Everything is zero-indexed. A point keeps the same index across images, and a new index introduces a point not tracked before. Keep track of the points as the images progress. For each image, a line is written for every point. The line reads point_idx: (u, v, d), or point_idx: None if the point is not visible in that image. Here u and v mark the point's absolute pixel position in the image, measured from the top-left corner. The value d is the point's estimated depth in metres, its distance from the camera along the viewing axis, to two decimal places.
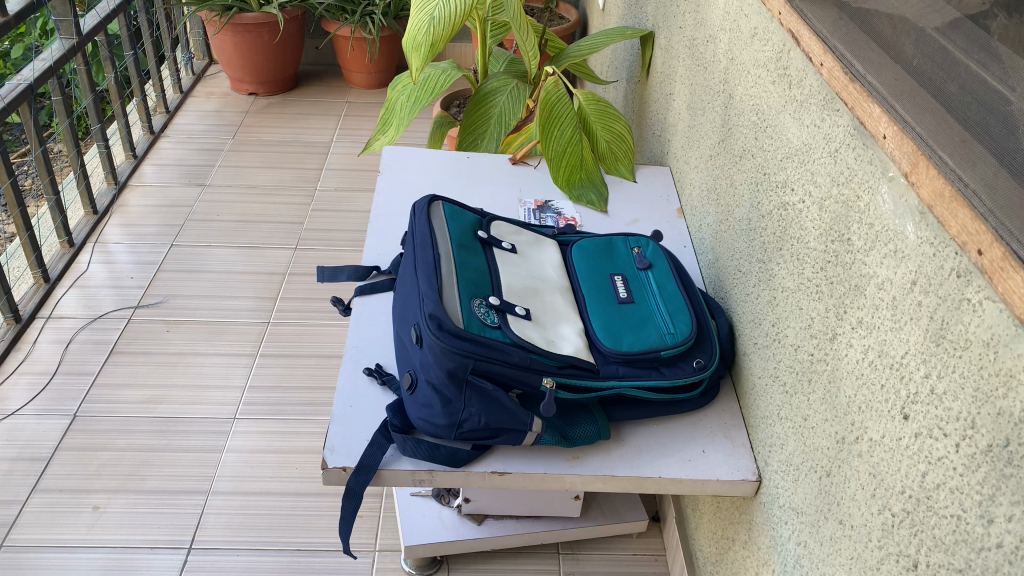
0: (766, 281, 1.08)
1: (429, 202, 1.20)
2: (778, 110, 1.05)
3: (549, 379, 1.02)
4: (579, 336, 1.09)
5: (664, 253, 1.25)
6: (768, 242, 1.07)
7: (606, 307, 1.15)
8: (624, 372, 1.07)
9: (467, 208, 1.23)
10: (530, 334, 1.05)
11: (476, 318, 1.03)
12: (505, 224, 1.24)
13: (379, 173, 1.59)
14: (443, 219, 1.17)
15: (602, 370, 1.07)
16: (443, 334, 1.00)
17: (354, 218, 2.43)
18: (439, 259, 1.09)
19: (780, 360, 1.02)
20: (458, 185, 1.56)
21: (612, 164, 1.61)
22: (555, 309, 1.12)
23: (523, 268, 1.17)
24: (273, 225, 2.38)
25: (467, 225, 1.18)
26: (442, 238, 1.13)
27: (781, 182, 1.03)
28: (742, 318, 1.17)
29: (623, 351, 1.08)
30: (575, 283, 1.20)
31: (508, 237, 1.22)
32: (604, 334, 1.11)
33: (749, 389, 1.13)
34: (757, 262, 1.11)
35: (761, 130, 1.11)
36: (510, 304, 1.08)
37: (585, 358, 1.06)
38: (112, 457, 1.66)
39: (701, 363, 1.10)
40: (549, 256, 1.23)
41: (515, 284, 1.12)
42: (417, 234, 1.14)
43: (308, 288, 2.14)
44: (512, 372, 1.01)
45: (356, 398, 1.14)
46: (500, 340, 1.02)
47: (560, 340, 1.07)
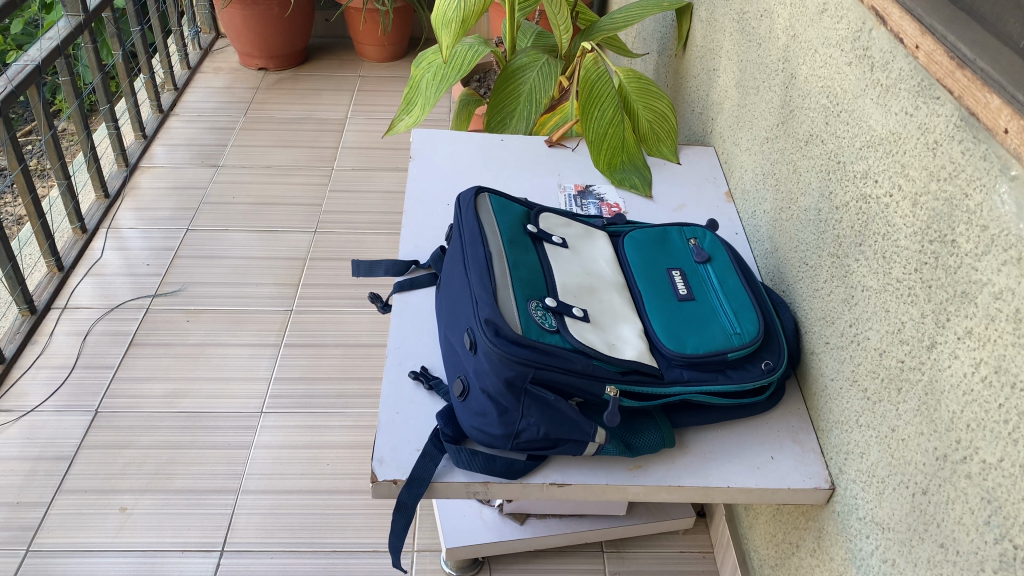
0: (841, 277, 1.01)
1: (475, 194, 1.13)
2: (856, 94, 0.98)
3: (613, 387, 0.96)
4: (640, 338, 1.03)
5: (722, 244, 1.18)
6: (844, 236, 1.00)
7: (666, 305, 1.09)
8: (689, 377, 1.02)
9: (514, 200, 1.16)
10: (591, 338, 0.99)
11: (534, 323, 0.96)
12: (554, 215, 1.17)
13: (410, 159, 1.51)
14: (492, 212, 1.10)
15: (666, 374, 1.01)
16: (500, 342, 0.93)
17: (374, 199, 2.36)
18: (491, 257, 1.02)
19: (860, 363, 0.96)
20: (494, 171, 1.48)
21: (654, 145, 1.52)
22: (613, 308, 1.06)
23: (577, 265, 1.10)
24: (290, 207, 2.31)
25: (516, 219, 1.11)
26: (492, 234, 1.06)
27: (862, 171, 0.96)
28: (810, 314, 1.10)
29: (687, 354, 1.02)
30: (630, 280, 1.13)
31: (559, 231, 1.15)
32: (666, 336, 1.04)
33: (819, 391, 1.07)
34: (829, 256, 1.04)
35: (835, 115, 1.04)
36: (568, 305, 1.01)
37: (649, 362, 1.00)
38: (138, 455, 1.61)
39: (769, 365, 1.04)
40: (602, 250, 1.16)
41: (571, 283, 1.06)
42: (465, 230, 1.07)
43: (329, 274, 2.07)
44: (575, 380, 0.95)
45: (403, 404, 1.07)
46: (560, 346, 0.95)
47: (621, 343, 1.01)
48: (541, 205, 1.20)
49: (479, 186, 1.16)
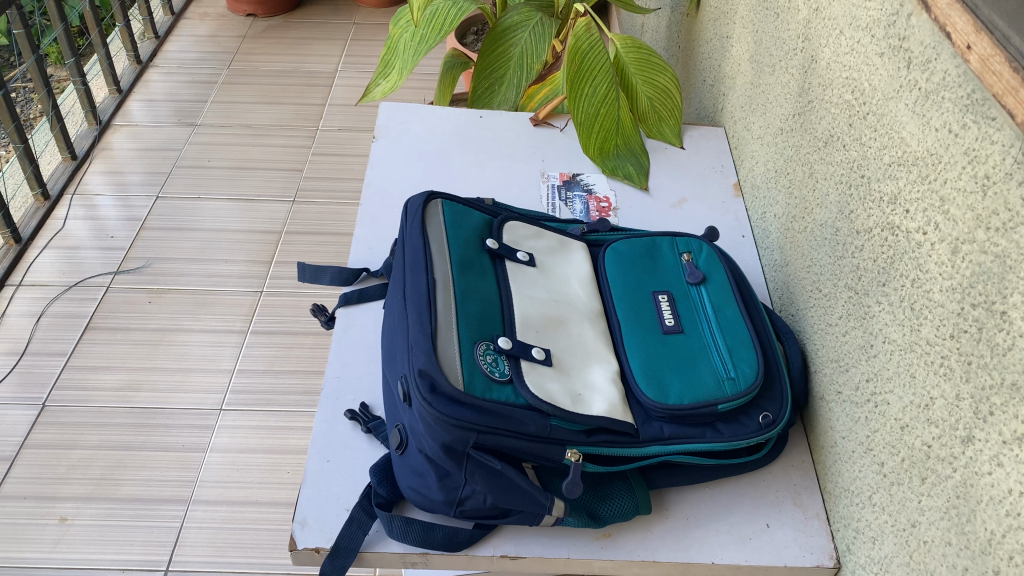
0: (859, 318, 0.83)
1: (425, 201, 0.95)
2: (889, 95, 0.78)
3: (574, 452, 0.79)
4: (614, 385, 0.86)
5: (721, 260, 1.00)
6: (865, 268, 0.82)
7: (648, 341, 0.91)
8: (670, 433, 0.85)
9: (473, 207, 0.98)
10: (553, 388, 0.82)
11: (480, 373, 0.79)
12: (522, 223, 0.98)
13: (373, 138, 1.32)
14: (442, 226, 0.92)
15: (643, 429, 0.85)
16: (433, 401, 0.76)
17: (360, 163, 2.18)
18: (435, 286, 0.85)
19: (877, 429, 0.79)
20: (469, 153, 1.29)
21: (655, 126, 1.32)
22: (584, 345, 0.89)
23: (544, 289, 0.92)
24: (270, 172, 2.14)
25: (471, 234, 0.93)
26: (439, 255, 0.88)
27: (891, 194, 0.77)
28: (822, 352, 0.92)
29: (669, 405, 0.85)
30: (607, 306, 0.96)
31: (526, 244, 0.97)
32: (645, 382, 0.87)
33: (829, 446, 0.90)
34: (847, 289, 0.86)
35: (860, 117, 0.84)
36: (527, 346, 0.84)
37: (622, 416, 0.83)
38: (84, 456, 1.48)
39: (769, 417, 0.87)
40: (577, 267, 0.98)
41: (534, 314, 0.88)
42: (408, 249, 0.90)
43: (306, 250, 1.91)
44: (527, 445, 0.78)
45: (336, 450, 0.92)
46: (511, 403, 0.79)
47: (589, 393, 0.84)
48: (507, 210, 1.02)
49: (432, 190, 0.97)
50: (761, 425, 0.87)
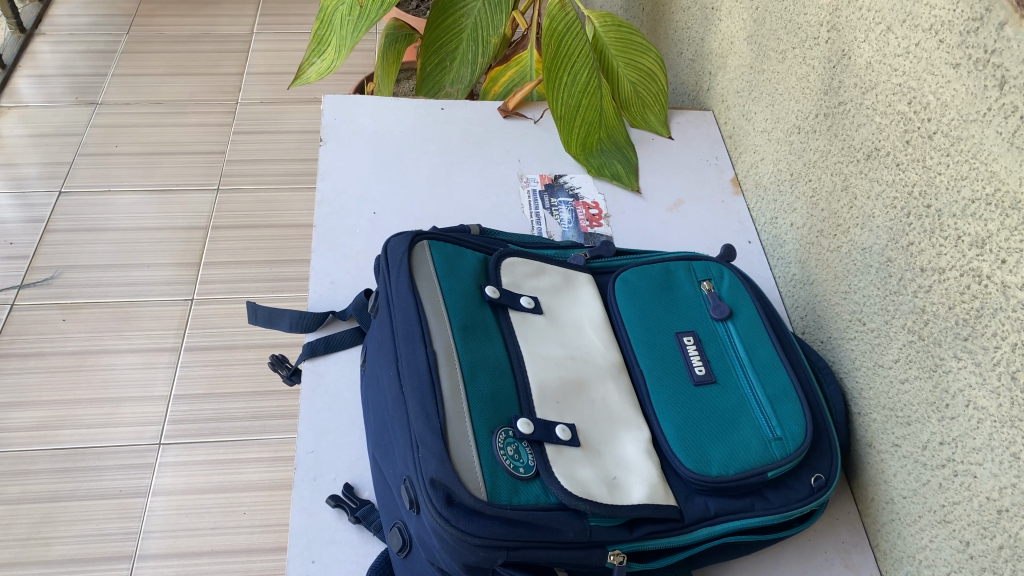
0: (926, 369, 0.73)
1: (410, 247, 0.81)
2: (969, 117, 0.66)
3: (618, 553, 0.67)
4: (649, 458, 0.73)
5: (745, 289, 0.89)
6: (935, 314, 0.71)
7: (680, 396, 0.79)
8: (717, 509, 0.73)
9: (465, 246, 0.84)
10: (585, 474, 0.69)
11: (502, 471, 0.66)
12: (522, 260, 0.85)
13: (321, 141, 1.13)
14: (434, 280, 0.78)
15: (686, 510, 0.73)
16: (451, 516, 0.63)
17: (289, 141, 1.97)
18: (436, 362, 0.71)
19: (959, 501, 0.69)
20: (434, 155, 1.12)
21: (638, 113, 1.18)
22: (609, 411, 0.76)
23: (556, 343, 0.79)
24: (188, 155, 1.91)
25: (468, 286, 0.79)
26: (435, 321, 0.74)
27: (974, 236, 0.66)
28: (868, 393, 0.82)
29: (712, 477, 0.73)
30: (626, 354, 0.83)
31: (530, 287, 0.83)
32: (683, 449, 0.75)
33: (882, 501, 0.81)
34: (906, 331, 0.76)
35: (922, 134, 0.73)
36: (550, 424, 0.71)
37: (664, 499, 0.71)
38: (5, 513, 1.30)
39: (821, 480, 0.77)
40: (587, 310, 0.85)
41: (552, 379, 0.75)
42: (398, 312, 0.76)
43: (238, 247, 1.72)
44: (565, 555, 0.66)
45: (321, 548, 0.78)
46: (541, 505, 0.66)
47: (625, 474, 0.71)
48: (502, 244, 0.88)
49: (417, 230, 0.83)
50: (813, 487, 0.77)
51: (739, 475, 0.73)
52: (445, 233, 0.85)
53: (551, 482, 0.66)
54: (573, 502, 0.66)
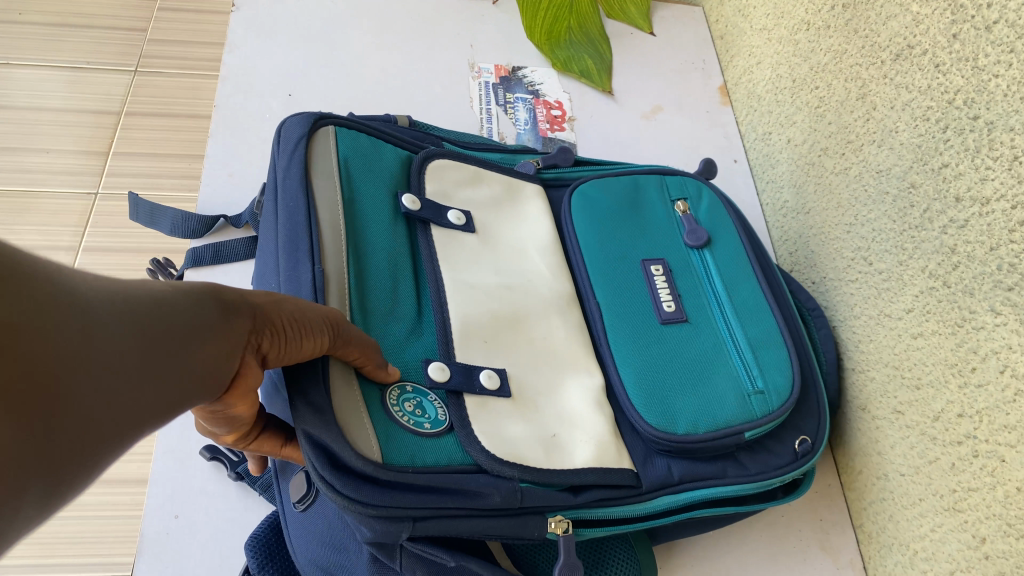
0: (951, 323, 0.58)
1: (314, 133, 0.63)
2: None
3: (559, 520, 0.54)
4: (598, 412, 0.59)
5: (725, 212, 0.74)
6: (968, 254, 0.57)
7: (644, 335, 0.64)
8: (682, 476, 0.59)
9: (383, 142, 0.67)
10: (514, 431, 0.54)
11: (399, 426, 0.50)
12: (453, 163, 0.68)
13: (234, 6, 0.93)
14: (337, 179, 0.61)
15: (645, 474, 0.59)
16: (332, 479, 0.47)
17: (221, 20, 1.74)
18: (325, 285, 0.53)
19: (976, 487, 0.56)
20: (369, 33, 0.94)
21: (617, 4, 1.01)
22: (550, 353, 0.61)
23: (490, 267, 0.63)
24: (103, 29, 1.68)
25: (381, 191, 0.62)
26: (332, 233, 0.57)
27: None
28: (867, 346, 0.68)
29: (676, 436, 0.58)
30: (580, 281, 0.68)
31: (462, 197, 0.67)
32: (644, 401, 0.60)
33: (873, 477, 0.67)
34: (927, 275, 0.61)
35: (978, 25, 0.57)
36: (471, 368, 0.55)
37: (615, 463, 0.57)
38: None
39: (806, 445, 0.63)
40: (533, 228, 0.69)
41: (482, 311, 0.59)
42: (283, 214, 0.57)
43: (153, 136, 1.50)
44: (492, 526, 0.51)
45: (186, 501, 0.63)
46: (453, 467, 0.51)
47: (568, 433, 0.57)
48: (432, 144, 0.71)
49: (322, 113, 0.65)
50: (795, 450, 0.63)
51: (710, 436, 0.59)
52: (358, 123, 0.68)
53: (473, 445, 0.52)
54: (496, 468, 0.51)
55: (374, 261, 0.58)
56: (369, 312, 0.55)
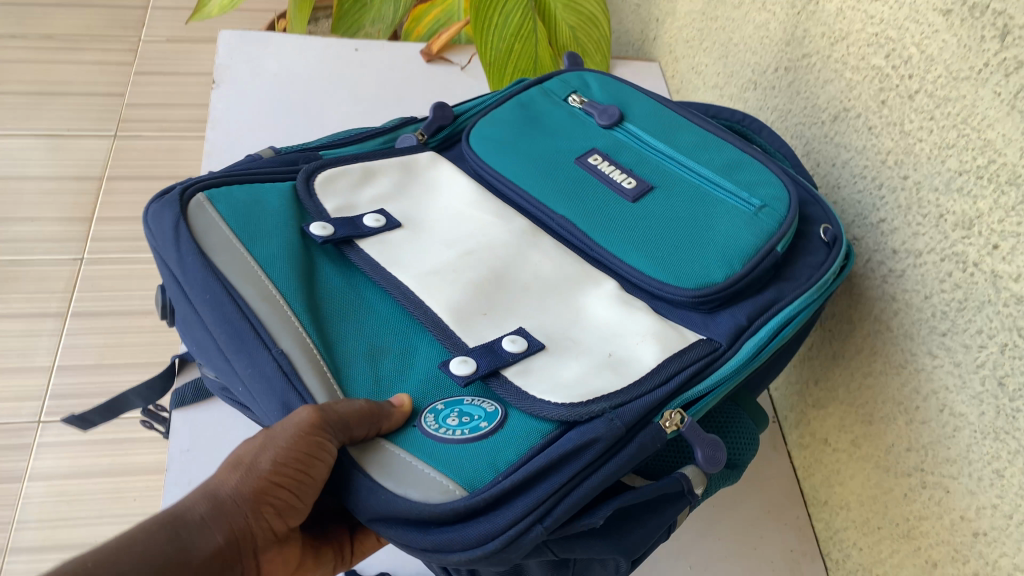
0: (909, 331, 0.62)
1: (189, 214, 0.59)
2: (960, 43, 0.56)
3: (668, 415, 0.53)
4: (629, 307, 0.60)
5: (627, 90, 0.80)
6: (919, 261, 0.61)
7: (623, 225, 0.66)
8: (749, 318, 0.61)
9: (260, 183, 0.65)
10: (574, 372, 0.54)
11: (452, 441, 0.50)
12: (342, 173, 0.66)
13: (214, 84, 0.98)
14: (237, 248, 0.58)
15: (715, 333, 0.60)
16: (435, 536, 0.46)
17: (197, 83, 1.79)
18: (292, 364, 0.53)
19: (926, 516, 0.60)
20: (345, 103, 0.99)
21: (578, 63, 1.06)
22: (552, 287, 0.61)
23: (438, 245, 0.62)
24: (82, 97, 1.72)
25: (286, 229, 0.61)
26: (267, 306, 0.55)
27: (970, 164, 0.55)
28: (824, 393, 0.73)
29: (721, 283, 0.61)
30: (532, 208, 0.68)
31: (368, 197, 0.65)
32: (671, 274, 0.62)
33: (838, 508, 0.72)
34: (880, 296, 0.65)
35: (902, 94, 0.62)
36: (486, 346, 0.55)
37: (679, 340, 0.58)
38: None
39: (831, 231, 0.66)
40: (442, 190, 0.69)
41: (463, 291, 0.59)
42: (207, 312, 0.55)
43: (135, 200, 1.54)
44: (614, 468, 0.50)
45: None
46: (534, 446, 0.50)
47: (620, 343, 0.57)
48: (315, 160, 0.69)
49: (180, 191, 0.61)
50: (827, 243, 0.66)
51: (750, 264, 0.62)
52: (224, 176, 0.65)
53: (540, 408, 0.51)
54: (579, 415, 0.51)
55: (327, 308, 0.57)
56: (352, 353, 0.55)
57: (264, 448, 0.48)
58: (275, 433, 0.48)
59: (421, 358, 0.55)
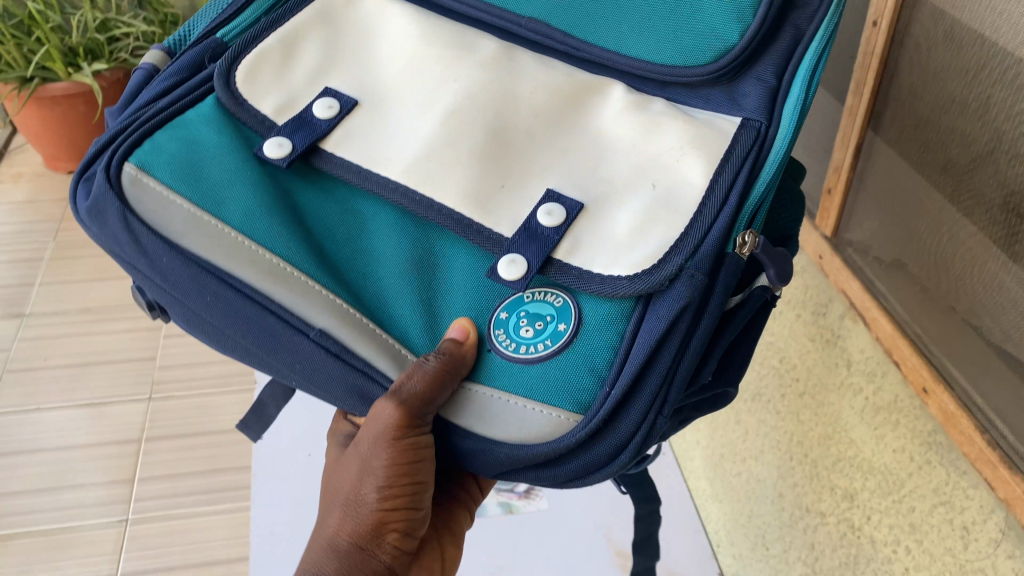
0: (947, 232, 0.62)
1: (130, 201, 0.53)
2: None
3: (743, 236, 0.49)
4: (650, 116, 0.57)
5: None
6: (950, 207, 0.61)
7: (600, 8, 0.60)
8: (786, 73, 0.56)
9: (178, 117, 0.58)
10: (627, 222, 0.51)
11: (536, 362, 0.50)
12: (266, 65, 0.60)
13: None
14: (203, 216, 0.54)
15: (749, 105, 0.55)
16: (565, 466, 0.49)
17: None
18: (335, 339, 0.52)
19: None
20: None
21: None
22: (557, 119, 0.57)
23: (418, 107, 0.58)
24: None
25: (233, 158, 0.56)
26: (271, 279, 0.53)
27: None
28: (791, 544, 0.86)
29: (725, 48, 0.57)
30: (495, 18, 0.63)
31: (303, 78, 0.60)
32: (669, 57, 0.58)
33: None
34: (943, 115, 0.60)
35: (794, 390, 0.83)
36: (525, 228, 0.52)
37: (719, 137, 0.54)
38: None
39: None
40: (386, 26, 0.64)
41: (473, 165, 0.54)
42: (215, 311, 0.53)
43: None
44: (705, 325, 0.48)
45: None
46: (625, 336, 0.49)
47: (662, 169, 0.53)
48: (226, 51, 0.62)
49: (98, 175, 0.54)
50: None
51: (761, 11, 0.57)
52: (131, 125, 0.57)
53: (619, 289, 0.49)
54: (653, 287, 0.48)
55: (335, 250, 0.56)
56: (386, 285, 0.55)
57: (366, 477, 0.54)
58: (376, 436, 0.52)
59: (450, 253, 0.55)
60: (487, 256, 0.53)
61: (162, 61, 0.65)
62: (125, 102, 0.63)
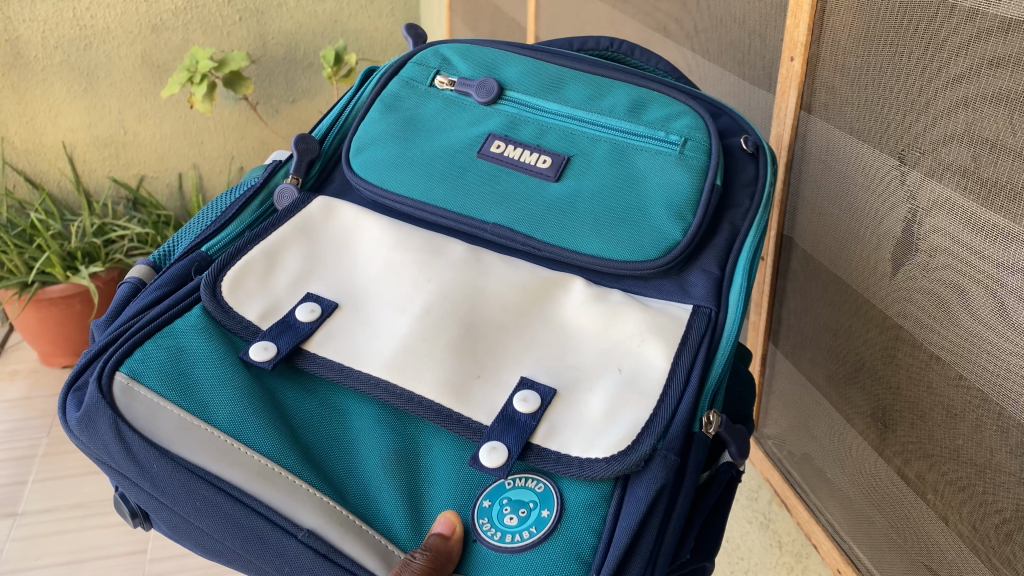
0: (926, 380, 0.61)
1: (122, 411, 0.48)
2: (904, 6, 0.55)
3: (711, 414, 0.49)
4: (605, 304, 0.54)
5: (483, 47, 0.69)
6: (916, 348, 0.61)
7: (554, 209, 0.58)
8: (722, 271, 0.56)
9: (165, 326, 0.53)
10: (598, 407, 0.48)
11: (522, 551, 0.45)
12: (244, 267, 0.56)
13: None
14: (189, 420, 0.49)
15: (695, 295, 0.54)
16: None
17: None
18: (325, 540, 0.47)
19: None
20: None
21: None
22: (526, 315, 0.54)
23: (394, 310, 0.54)
24: None
25: (218, 361, 0.51)
26: (259, 481, 0.48)
27: (927, 201, 0.57)
28: None
29: (675, 247, 0.55)
30: (458, 222, 0.58)
31: (285, 283, 0.56)
32: (625, 251, 0.55)
33: None
34: (838, 291, 0.70)
35: None
36: (503, 416, 0.48)
37: (674, 325, 0.52)
38: None
39: (753, 141, 0.63)
40: (365, 235, 0.59)
41: (448, 361, 0.50)
42: (203, 519, 0.48)
43: None
44: (682, 501, 0.47)
45: None
46: (608, 518, 0.46)
47: (625, 354, 0.51)
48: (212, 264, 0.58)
49: (91, 386, 0.49)
50: (751, 154, 0.63)
51: (700, 213, 0.57)
52: (121, 337, 0.53)
53: (593, 471, 0.46)
54: (632, 467, 0.45)
55: (317, 454, 0.50)
56: (371, 483, 0.50)
57: None
58: None
59: (433, 442, 0.50)
60: (466, 445, 0.49)
61: (147, 275, 0.61)
62: (110, 315, 0.58)
